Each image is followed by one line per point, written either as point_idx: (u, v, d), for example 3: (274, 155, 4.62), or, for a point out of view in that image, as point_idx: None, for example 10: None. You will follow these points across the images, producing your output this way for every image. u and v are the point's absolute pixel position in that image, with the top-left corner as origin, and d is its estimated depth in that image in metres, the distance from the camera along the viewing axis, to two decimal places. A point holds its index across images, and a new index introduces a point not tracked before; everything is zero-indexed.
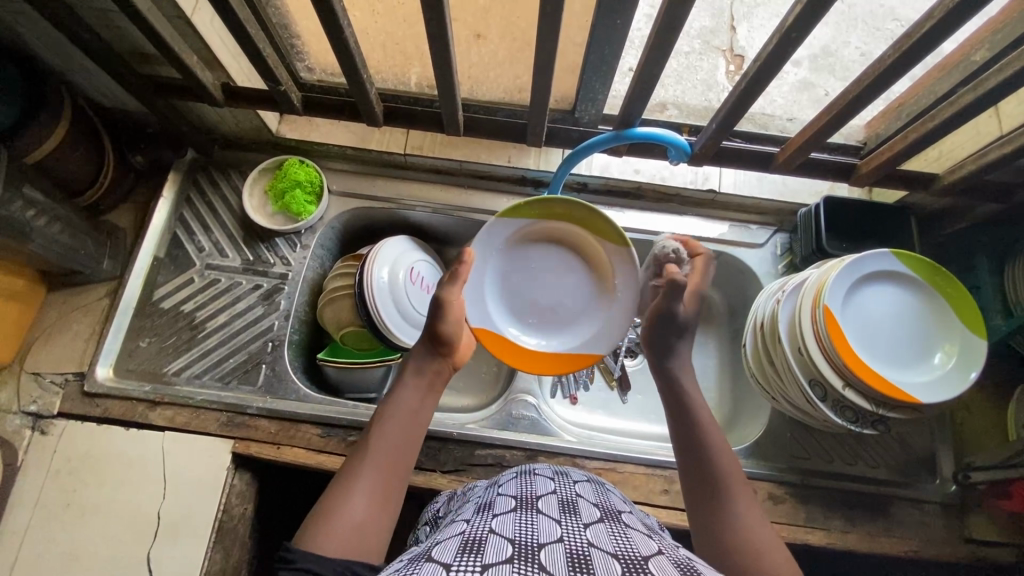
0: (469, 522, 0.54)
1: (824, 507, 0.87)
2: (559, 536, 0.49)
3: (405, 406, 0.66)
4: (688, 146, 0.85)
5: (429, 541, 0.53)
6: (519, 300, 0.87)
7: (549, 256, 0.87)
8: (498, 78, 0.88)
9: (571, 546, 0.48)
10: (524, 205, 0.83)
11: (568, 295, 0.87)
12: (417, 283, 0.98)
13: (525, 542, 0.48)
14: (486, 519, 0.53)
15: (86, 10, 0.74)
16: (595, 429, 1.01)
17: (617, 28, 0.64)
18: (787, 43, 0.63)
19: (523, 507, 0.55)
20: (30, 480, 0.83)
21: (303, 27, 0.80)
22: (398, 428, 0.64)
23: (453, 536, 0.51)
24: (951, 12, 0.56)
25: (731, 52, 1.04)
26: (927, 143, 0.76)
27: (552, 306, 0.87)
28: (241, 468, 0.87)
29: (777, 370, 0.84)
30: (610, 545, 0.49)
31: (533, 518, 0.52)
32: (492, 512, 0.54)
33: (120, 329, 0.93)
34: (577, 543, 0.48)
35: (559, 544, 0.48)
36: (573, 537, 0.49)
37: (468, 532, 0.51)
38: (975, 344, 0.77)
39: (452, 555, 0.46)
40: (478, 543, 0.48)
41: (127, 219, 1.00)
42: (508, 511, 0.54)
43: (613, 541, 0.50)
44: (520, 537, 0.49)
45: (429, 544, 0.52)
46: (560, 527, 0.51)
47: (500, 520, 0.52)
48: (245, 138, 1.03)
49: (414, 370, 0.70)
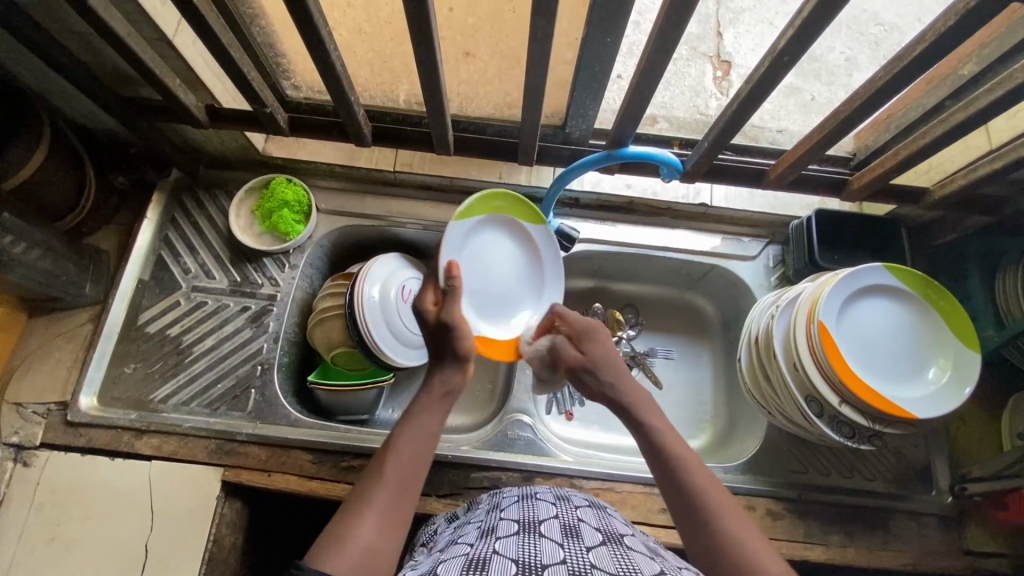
0: (472, 544, 0.53)
1: (823, 523, 0.86)
2: (562, 557, 0.48)
3: (422, 427, 0.65)
4: (680, 164, 0.84)
5: (433, 563, 0.52)
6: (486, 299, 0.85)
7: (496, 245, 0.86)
8: (488, 95, 0.87)
9: (574, 567, 0.47)
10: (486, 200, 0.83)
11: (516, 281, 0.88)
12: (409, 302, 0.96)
13: (528, 563, 0.47)
14: (489, 542, 0.52)
15: (65, 33, 0.73)
16: (591, 446, 1.00)
17: (608, 46, 0.64)
18: (779, 65, 0.63)
19: (526, 529, 0.53)
20: (13, 515, 0.81)
21: (289, 47, 0.79)
22: (415, 448, 0.63)
23: (456, 557, 0.50)
24: (942, 37, 0.56)
25: (719, 58, 1.03)
26: (918, 160, 0.76)
27: (505, 294, 0.87)
28: (230, 496, 0.85)
29: (773, 385, 0.83)
30: (612, 566, 0.48)
31: (536, 541, 0.51)
32: (495, 536, 0.53)
33: (104, 356, 0.90)
34: (580, 564, 0.47)
35: (562, 565, 0.47)
36: (576, 558, 0.48)
37: (471, 553, 0.50)
38: (969, 358, 0.77)
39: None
40: (481, 565, 0.47)
41: (110, 241, 0.98)
42: (511, 534, 0.53)
43: (615, 561, 0.49)
44: (523, 558, 0.48)
45: (433, 566, 0.51)
46: (563, 549, 0.50)
47: (504, 542, 0.51)
48: (231, 157, 1.01)
49: (433, 390, 0.69)
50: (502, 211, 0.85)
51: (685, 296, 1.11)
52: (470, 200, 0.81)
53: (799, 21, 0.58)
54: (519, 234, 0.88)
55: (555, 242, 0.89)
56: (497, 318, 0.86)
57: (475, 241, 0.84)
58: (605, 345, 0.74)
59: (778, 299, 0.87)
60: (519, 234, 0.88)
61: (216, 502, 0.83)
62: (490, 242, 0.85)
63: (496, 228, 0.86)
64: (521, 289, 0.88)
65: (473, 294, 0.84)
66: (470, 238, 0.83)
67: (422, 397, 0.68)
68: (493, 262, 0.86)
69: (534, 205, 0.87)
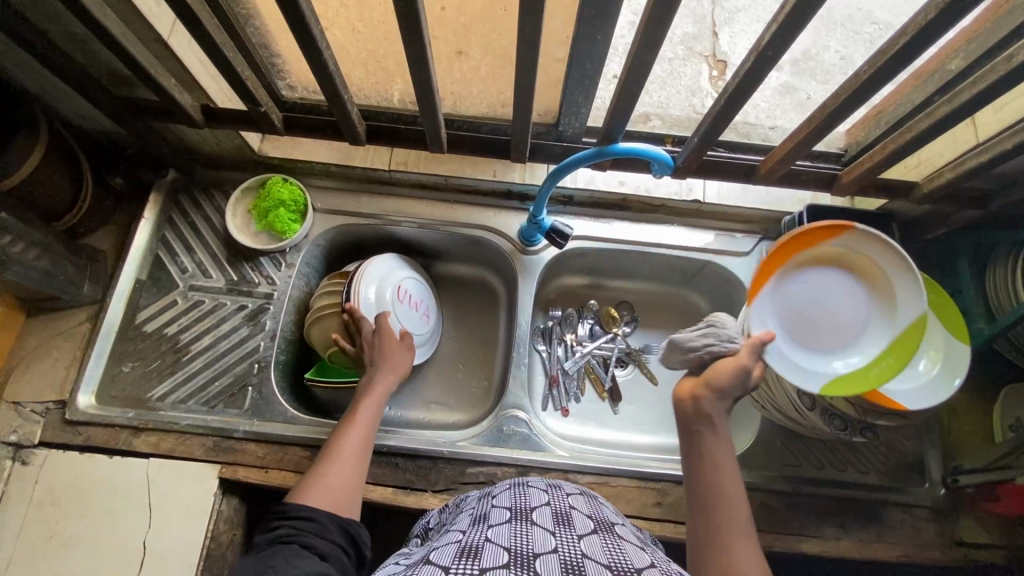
0: (464, 531, 0.54)
1: (816, 515, 0.87)
2: (554, 546, 0.49)
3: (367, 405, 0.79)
4: (671, 160, 0.83)
5: (426, 549, 0.53)
6: (807, 289, 0.75)
7: (840, 332, 0.75)
8: (481, 94, 0.88)
9: (565, 558, 0.47)
10: (884, 363, 0.73)
11: (801, 319, 0.75)
12: (406, 301, 0.97)
13: (521, 551, 0.48)
14: (481, 529, 0.53)
15: (61, 35, 0.74)
16: (587, 441, 1.01)
17: (597, 43, 0.64)
18: (765, 60, 0.64)
19: (519, 517, 0.54)
20: (12, 513, 0.82)
21: (282, 47, 0.79)
22: (368, 426, 0.77)
23: (448, 544, 0.51)
24: (924, 30, 0.57)
25: (714, 58, 0.99)
26: (905, 154, 0.77)
27: (799, 308, 0.75)
28: (228, 493, 0.85)
29: (767, 378, 0.84)
30: (604, 557, 0.48)
31: (528, 529, 0.52)
32: (487, 523, 0.54)
33: (102, 355, 0.91)
34: (571, 554, 0.48)
35: (554, 554, 0.48)
36: (567, 548, 0.49)
37: (464, 540, 0.51)
38: (959, 350, 0.77)
39: (450, 558, 0.47)
40: (473, 550, 0.48)
41: (108, 241, 0.98)
42: (503, 521, 0.53)
43: (606, 552, 0.49)
44: (515, 546, 0.48)
45: (426, 551, 0.52)
46: (554, 538, 0.50)
47: (496, 529, 0.52)
48: (228, 157, 1.02)
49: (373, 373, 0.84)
50: (874, 370, 0.73)
51: (681, 292, 1.12)
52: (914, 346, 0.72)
53: (785, 16, 0.58)
54: (825, 358, 0.74)
55: (791, 373, 0.72)
56: (785, 278, 0.75)
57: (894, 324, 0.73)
58: (742, 362, 0.65)
59: None
60: (825, 360, 0.74)
61: (213, 499, 0.83)
62: (845, 344, 0.74)
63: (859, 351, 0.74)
64: (784, 318, 0.75)
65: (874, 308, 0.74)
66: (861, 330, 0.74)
67: (371, 383, 0.82)
68: (830, 335, 0.75)
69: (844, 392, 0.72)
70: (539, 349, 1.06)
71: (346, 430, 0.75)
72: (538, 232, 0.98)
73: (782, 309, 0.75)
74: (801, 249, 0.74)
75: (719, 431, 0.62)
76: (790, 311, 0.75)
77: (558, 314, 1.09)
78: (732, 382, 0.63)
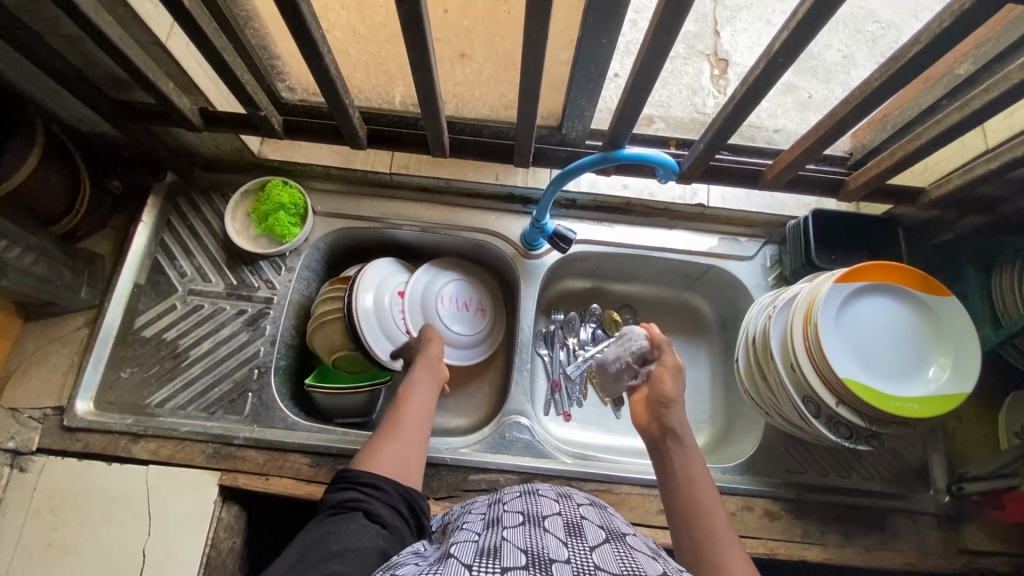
0: (478, 535, 0.53)
1: (821, 523, 0.86)
2: (567, 556, 0.48)
3: (421, 384, 0.79)
4: (676, 166, 0.82)
5: (443, 548, 0.52)
6: (872, 313, 0.78)
7: (881, 359, 0.77)
8: (484, 96, 0.87)
9: (578, 567, 0.46)
10: (909, 400, 0.73)
11: (859, 333, 0.77)
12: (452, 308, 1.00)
13: (537, 555, 0.47)
14: (496, 532, 0.52)
15: (57, 38, 0.72)
16: (589, 446, 1.00)
17: (604, 46, 0.63)
18: (775, 66, 0.63)
19: (531, 522, 0.53)
20: (9, 521, 0.81)
21: (283, 49, 0.78)
22: (421, 403, 0.77)
23: (465, 544, 0.50)
24: (935, 38, 0.56)
25: (715, 57, 0.97)
26: (915, 159, 0.76)
27: (861, 323, 0.78)
28: (229, 501, 0.85)
29: (770, 385, 0.83)
30: (616, 565, 0.48)
31: (541, 536, 0.51)
32: (502, 527, 0.53)
33: (100, 361, 0.90)
34: (584, 564, 0.47)
35: (568, 563, 0.46)
36: (580, 559, 0.48)
37: (480, 542, 0.50)
38: (973, 363, 0.76)
39: (471, 556, 0.47)
40: (492, 552, 0.47)
41: (105, 245, 0.97)
42: (517, 526, 0.53)
43: (618, 560, 0.49)
44: (532, 549, 0.47)
45: (444, 550, 0.51)
46: (567, 548, 0.49)
47: (512, 534, 0.51)
48: (226, 159, 1.01)
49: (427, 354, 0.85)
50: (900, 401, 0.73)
51: (684, 296, 1.11)
52: (938, 401, 0.74)
53: (796, 21, 0.57)
54: (863, 369, 0.75)
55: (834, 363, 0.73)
56: (863, 291, 0.78)
57: (926, 373, 0.76)
58: (669, 363, 0.74)
59: (776, 299, 0.86)
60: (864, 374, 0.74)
61: (212, 507, 0.82)
62: (887, 369, 0.76)
63: (893, 380, 0.75)
64: (848, 321, 0.77)
65: (920, 357, 0.77)
66: (903, 368, 0.76)
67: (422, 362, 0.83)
68: (879, 360, 0.76)
69: (868, 398, 0.72)
70: (541, 353, 1.05)
71: (400, 407, 0.76)
72: (540, 237, 0.97)
73: (849, 313, 0.77)
74: (896, 279, 0.78)
75: (685, 445, 0.66)
76: (854, 320, 0.78)
77: (561, 318, 1.08)
78: (676, 385, 0.71)
